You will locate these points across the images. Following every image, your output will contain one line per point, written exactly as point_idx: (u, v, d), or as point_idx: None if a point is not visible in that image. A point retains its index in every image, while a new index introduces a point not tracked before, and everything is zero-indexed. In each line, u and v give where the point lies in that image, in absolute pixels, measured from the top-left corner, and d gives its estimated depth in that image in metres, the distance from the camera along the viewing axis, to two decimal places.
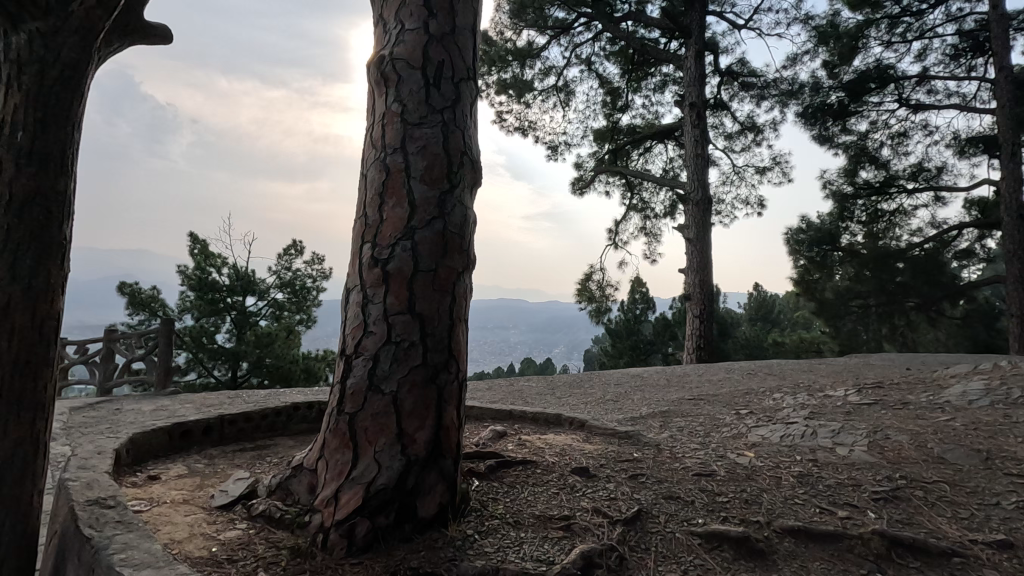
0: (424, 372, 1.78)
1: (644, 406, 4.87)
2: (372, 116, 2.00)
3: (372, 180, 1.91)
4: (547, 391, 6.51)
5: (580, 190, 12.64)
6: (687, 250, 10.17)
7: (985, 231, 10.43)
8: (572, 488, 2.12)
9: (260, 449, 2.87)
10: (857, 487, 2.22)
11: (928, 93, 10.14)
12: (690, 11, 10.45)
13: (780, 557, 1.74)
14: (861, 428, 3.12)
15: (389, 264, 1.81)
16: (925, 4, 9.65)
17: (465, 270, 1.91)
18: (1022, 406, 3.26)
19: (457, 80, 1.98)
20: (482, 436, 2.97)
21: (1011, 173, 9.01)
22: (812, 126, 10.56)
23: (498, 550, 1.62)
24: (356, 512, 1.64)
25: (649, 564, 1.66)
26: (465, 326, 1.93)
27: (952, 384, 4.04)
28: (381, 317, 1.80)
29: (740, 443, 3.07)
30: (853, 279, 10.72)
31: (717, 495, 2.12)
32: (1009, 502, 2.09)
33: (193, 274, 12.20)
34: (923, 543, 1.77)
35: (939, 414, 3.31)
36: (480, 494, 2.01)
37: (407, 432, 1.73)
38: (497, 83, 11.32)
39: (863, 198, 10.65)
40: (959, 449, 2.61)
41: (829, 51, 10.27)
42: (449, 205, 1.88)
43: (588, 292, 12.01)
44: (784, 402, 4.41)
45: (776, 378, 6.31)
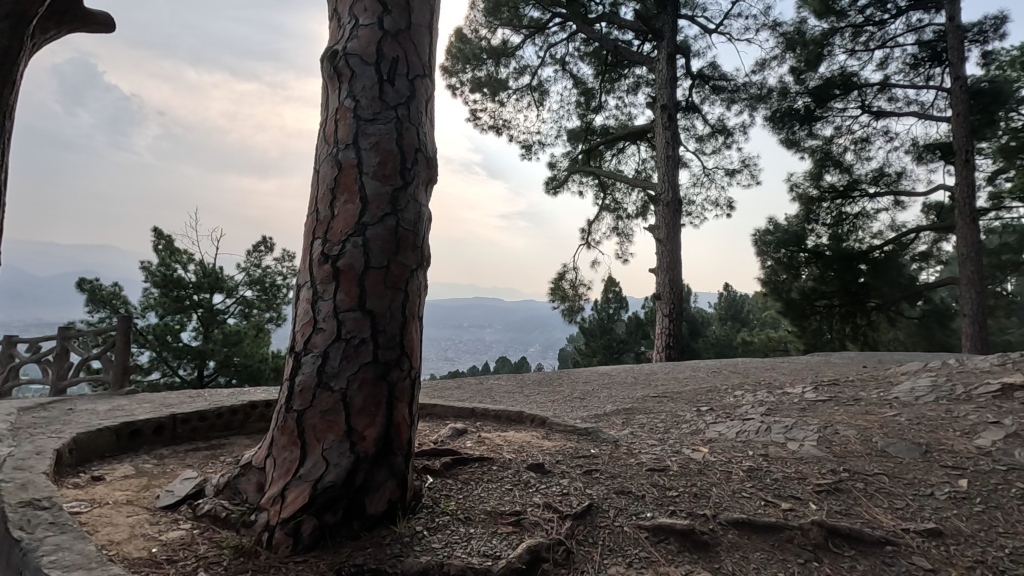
0: (375, 369, 1.77)
1: (610, 404, 4.94)
2: (326, 111, 1.99)
3: (325, 175, 1.90)
4: (515, 390, 6.54)
5: (554, 189, 12.73)
6: (658, 250, 10.33)
7: (941, 233, 10.85)
8: (526, 484, 2.14)
9: (213, 449, 2.82)
10: (802, 480, 2.30)
11: (889, 100, 10.51)
12: (663, 14, 10.62)
13: (723, 549, 1.78)
14: (813, 423, 3.22)
15: (339, 260, 1.80)
16: (887, 14, 10.00)
17: (419, 267, 1.91)
18: (964, 401, 3.41)
19: (411, 76, 1.98)
20: (441, 434, 2.96)
21: (965, 179, 9.41)
22: (780, 129, 10.85)
23: (445, 546, 1.63)
24: (302, 510, 1.63)
25: (595, 558, 1.69)
26: (419, 324, 1.93)
27: (902, 381, 4.21)
28: (331, 314, 1.79)
29: (697, 439, 3.13)
30: (817, 279, 11.01)
31: (668, 490, 2.17)
32: (942, 493, 2.18)
33: (158, 270, 11.83)
34: (858, 532, 1.84)
35: (887, 410, 3.43)
36: (433, 492, 2.01)
37: (356, 429, 1.73)
38: (472, 81, 11.32)
39: (828, 201, 11.04)
40: (901, 442, 2.72)
41: (796, 57, 10.55)
42: (402, 202, 1.87)
43: (561, 291, 12.09)
44: (744, 398, 4.52)
45: (739, 376, 6.47)
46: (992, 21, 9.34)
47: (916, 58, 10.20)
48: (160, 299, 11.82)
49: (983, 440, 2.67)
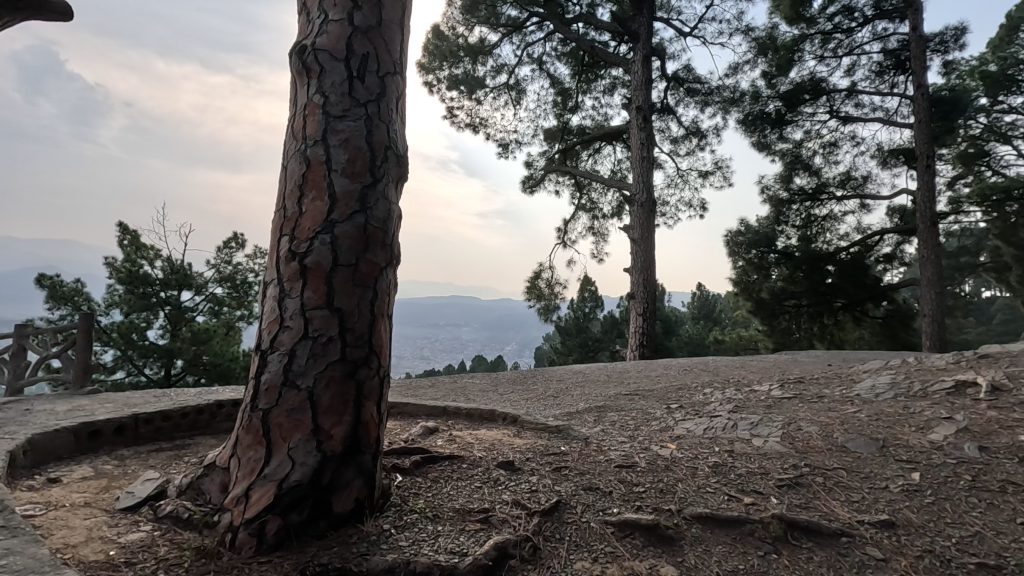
0: (343, 367, 1.76)
1: (582, 402, 4.98)
2: (294, 107, 1.96)
3: (292, 172, 1.88)
4: (489, 388, 6.55)
5: (530, 188, 12.77)
6: (632, 250, 10.43)
7: (904, 236, 11.22)
8: (495, 481, 2.15)
9: (177, 449, 2.76)
10: (765, 475, 2.36)
11: (856, 106, 10.83)
12: (639, 17, 10.76)
13: (687, 542, 1.82)
14: (777, 420, 3.31)
15: (306, 257, 1.78)
16: (854, 22, 10.29)
17: (388, 265, 1.90)
18: (920, 398, 3.54)
19: (382, 73, 1.97)
20: (412, 433, 2.96)
21: (926, 184, 9.75)
22: (752, 133, 11.11)
23: (412, 544, 1.63)
24: (267, 510, 1.61)
25: (561, 553, 1.71)
26: (388, 322, 1.92)
27: (864, 379, 4.35)
28: (298, 312, 1.77)
29: (666, 436, 3.19)
30: (786, 280, 11.29)
31: (635, 486, 2.21)
32: (896, 485, 2.27)
33: (123, 266, 11.47)
34: (816, 524, 1.90)
35: (848, 407, 3.54)
36: (402, 490, 2.00)
37: (323, 427, 1.71)
38: (449, 79, 11.27)
39: (797, 203, 11.34)
40: (860, 438, 2.82)
41: (768, 62, 10.78)
42: (371, 199, 1.86)
43: (537, 290, 12.14)
44: (713, 396, 4.62)
45: (710, 374, 6.59)
46: (952, 32, 9.70)
47: (882, 65, 10.53)
48: (126, 295, 11.47)
49: (936, 435, 2.78)
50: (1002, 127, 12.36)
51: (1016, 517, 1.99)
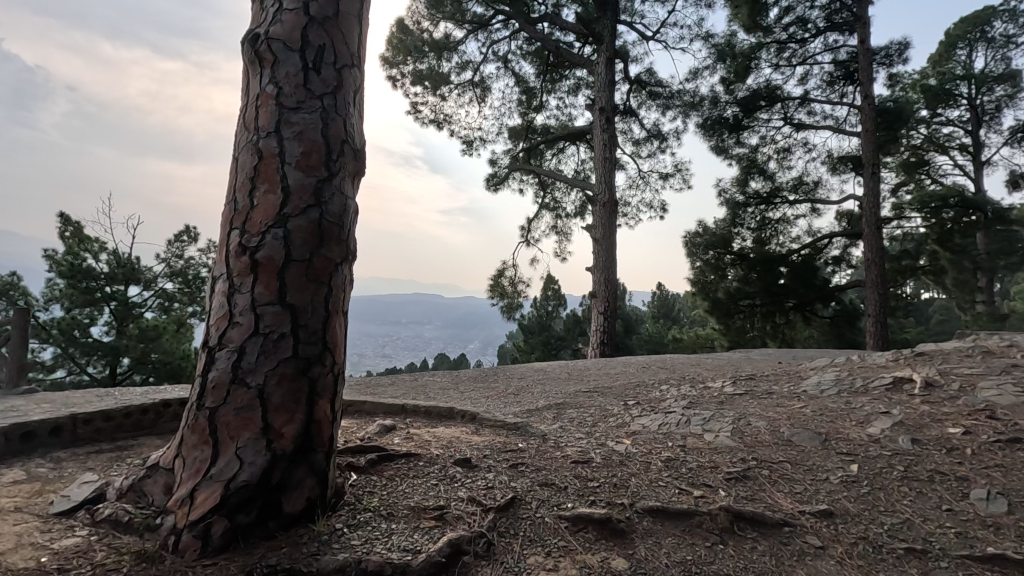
0: (295, 365, 1.73)
1: (541, 399, 5.02)
2: (247, 97, 1.91)
3: (244, 163, 1.83)
4: (449, 386, 6.54)
5: (494, 186, 12.77)
6: (594, 249, 10.56)
7: (851, 240, 11.77)
8: (452, 479, 2.15)
9: (119, 450, 2.65)
10: (714, 468, 2.44)
11: (809, 113, 11.28)
12: (603, 19, 10.92)
13: (638, 535, 1.86)
14: (728, 416, 3.43)
15: (257, 252, 1.74)
16: (807, 33, 10.70)
17: (344, 261, 1.87)
18: (861, 393, 3.72)
19: (339, 65, 1.93)
20: (368, 431, 2.92)
21: (872, 191, 10.22)
22: (711, 136, 11.45)
23: (365, 543, 1.61)
24: (213, 511, 1.56)
25: (515, 549, 1.73)
26: (343, 319, 1.89)
27: (810, 376, 4.53)
28: (248, 307, 1.72)
29: (622, 432, 3.25)
30: (741, 281, 11.67)
31: (589, 481, 2.25)
32: (836, 477, 2.38)
33: (64, 259, 10.88)
34: (761, 515, 1.98)
35: (795, 403, 3.69)
36: (356, 489, 1.98)
37: (273, 426, 1.68)
38: (413, 74, 11.15)
39: (752, 206, 11.75)
40: (804, 432, 2.94)
41: (727, 68, 11.09)
42: (326, 194, 1.83)
43: (500, 288, 12.15)
44: (669, 393, 4.73)
45: (666, 372, 6.76)
46: (896, 46, 10.21)
47: (832, 75, 11.01)
48: (67, 290, 10.86)
49: (874, 429, 2.92)
50: (940, 138, 13.14)
51: (941, 504, 2.13)
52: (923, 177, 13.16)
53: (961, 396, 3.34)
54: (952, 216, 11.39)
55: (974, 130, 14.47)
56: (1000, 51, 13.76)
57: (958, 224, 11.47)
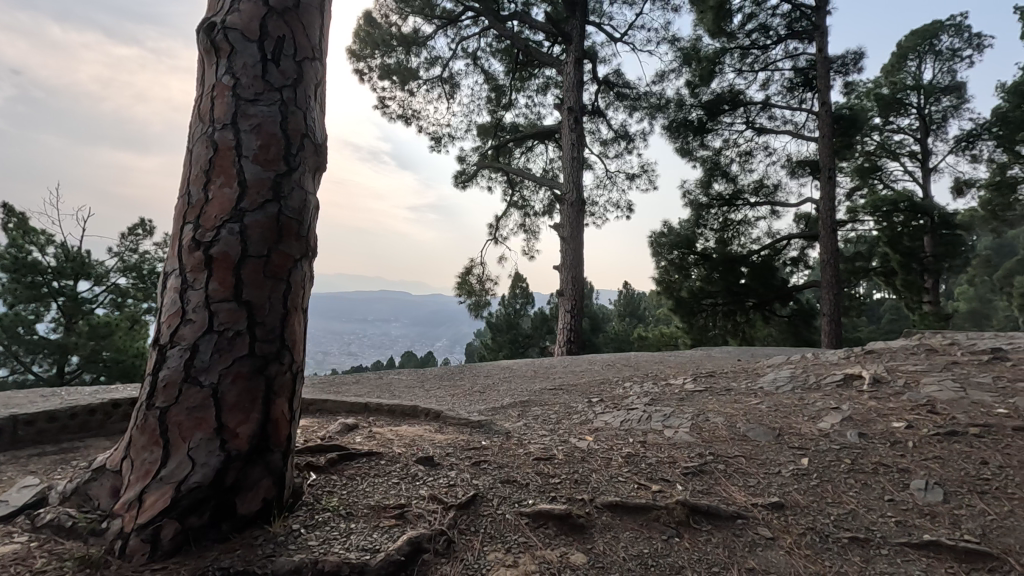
0: (251, 364, 1.69)
1: (507, 397, 5.04)
2: (201, 87, 1.86)
3: (198, 156, 1.78)
4: (415, 385, 6.49)
5: (463, 183, 12.72)
6: (562, 248, 10.63)
7: (808, 241, 12.18)
8: (413, 477, 2.14)
9: (64, 452, 2.54)
10: (673, 464, 2.50)
11: (770, 118, 11.62)
12: (572, 19, 11.00)
13: (597, 530, 1.89)
14: (687, 412, 3.51)
15: (211, 248, 1.69)
16: (769, 40, 11.01)
17: (303, 257, 1.84)
18: (814, 390, 3.87)
19: (299, 57, 1.89)
20: (329, 430, 2.88)
21: (828, 195, 10.57)
22: (676, 138, 11.69)
23: (323, 543, 1.59)
24: (162, 514, 1.52)
25: (475, 546, 1.74)
26: (302, 317, 1.86)
27: (767, 373, 4.69)
28: (201, 304, 1.67)
29: (585, 429, 3.30)
30: (704, 280, 11.95)
31: (551, 477, 2.27)
32: (787, 470, 2.47)
33: (7, 252, 10.32)
34: (716, 509, 2.04)
35: (752, 399, 3.81)
36: (316, 489, 1.95)
37: (227, 426, 1.64)
38: (381, 68, 10.99)
39: (715, 208, 12.06)
40: (759, 427, 3.04)
41: (692, 71, 11.33)
42: (285, 189, 1.79)
43: (468, 286, 12.10)
44: (632, 390, 4.82)
45: (630, 369, 6.88)
46: (852, 56, 10.63)
47: (792, 82, 11.36)
48: (10, 285, 10.30)
49: (824, 424, 3.05)
50: (892, 145, 13.73)
51: (884, 494, 2.23)
52: (876, 182, 13.74)
53: (905, 392, 3.51)
54: (901, 220, 11.96)
55: (923, 138, 15.18)
56: (946, 64, 14.46)
57: (907, 228, 12.03)
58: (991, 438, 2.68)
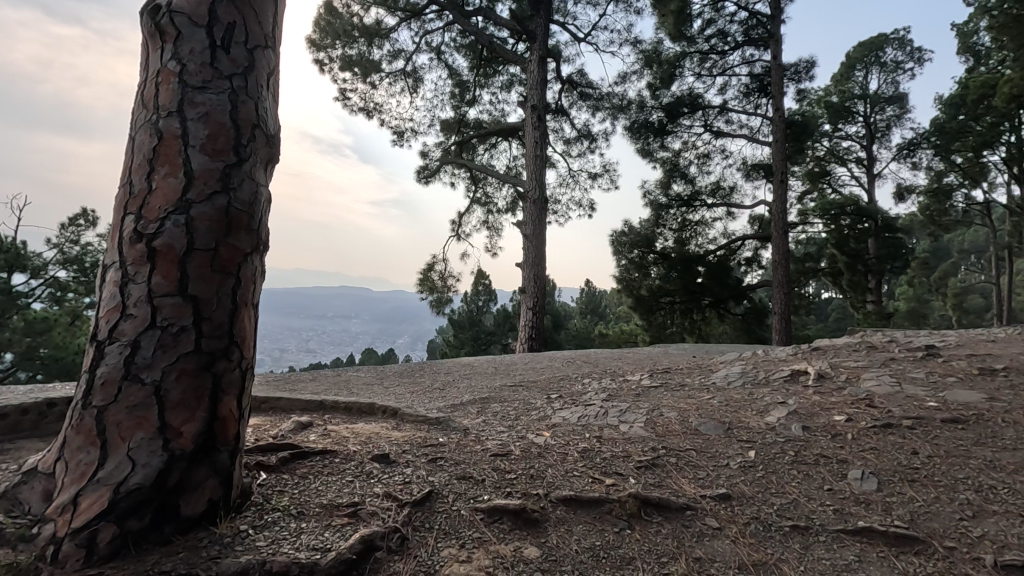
0: (197, 361, 1.63)
1: (467, 393, 5.04)
2: (145, 73, 1.78)
3: (141, 144, 1.70)
4: (374, 382, 6.41)
5: (425, 178, 12.60)
6: (524, 245, 10.68)
7: (761, 242, 12.62)
8: (367, 475, 2.12)
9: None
10: (627, 458, 2.56)
11: (727, 122, 11.98)
12: (536, 17, 11.05)
13: (551, 524, 1.92)
14: (643, 407, 3.59)
15: (155, 240, 1.62)
16: (726, 46, 11.33)
17: (253, 251, 1.79)
18: (763, 385, 4.02)
19: (251, 45, 1.83)
20: (282, 428, 2.82)
21: (780, 197, 10.95)
22: (637, 139, 11.92)
23: (271, 544, 1.56)
24: (99, 518, 1.45)
25: (429, 542, 1.74)
26: (253, 312, 1.81)
27: (719, 369, 4.84)
28: (143, 298, 1.61)
29: (542, 425, 3.33)
30: (662, 279, 12.23)
31: (507, 472, 2.29)
32: (735, 463, 2.56)
33: None
34: (666, 501, 2.09)
35: (704, 394, 3.93)
36: (265, 489, 1.90)
37: (171, 425, 1.58)
38: (342, 59, 10.76)
39: (674, 208, 12.37)
40: (710, 421, 3.14)
41: (653, 74, 11.55)
42: (235, 180, 1.74)
43: (429, 282, 12.00)
44: (590, 386, 4.90)
45: (590, 366, 6.98)
46: (804, 64, 11.07)
47: (748, 87, 11.75)
48: None
49: (771, 418, 3.17)
50: (840, 151, 14.36)
51: (824, 484, 2.34)
52: (824, 186, 14.37)
53: (847, 386, 3.69)
54: (849, 223, 12.54)
55: (868, 145, 15.92)
56: (890, 75, 15.21)
57: (853, 231, 12.64)
58: (922, 429, 2.85)
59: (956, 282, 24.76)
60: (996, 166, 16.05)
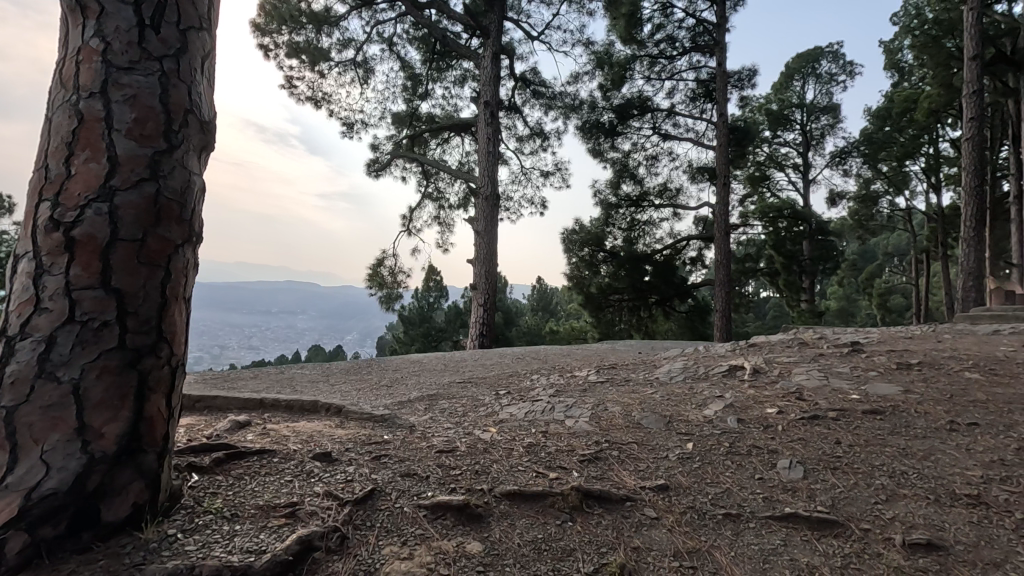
0: (122, 357, 1.55)
1: (415, 390, 4.99)
2: (64, 49, 1.66)
3: (59, 125, 1.59)
4: (320, 379, 6.26)
5: (376, 172, 12.36)
6: (475, 242, 10.65)
7: (704, 243, 13.12)
8: (308, 474, 2.07)
9: None
10: (571, 451, 2.61)
11: (674, 125, 12.37)
12: (490, 13, 11.02)
13: (494, 519, 1.93)
14: (588, 402, 3.66)
15: (74, 228, 1.52)
16: (674, 51, 11.68)
17: (185, 242, 1.71)
18: (703, 379, 4.20)
19: (183, 27, 1.74)
20: (217, 428, 2.70)
21: (723, 199, 11.38)
22: (589, 139, 12.18)
23: (202, 548, 1.50)
24: (10, 525, 1.34)
25: (370, 541, 1.71)
26: (184, 306, 1.73)
27: (662, 364, 5.01)
28: (61, 291, 1.50)
29: (489, 421, 3.35)
30: (612, 276, 12.52)
31: (452, 469, 2.28)
32: (674, 455, 2.65)
33: None
34: (607, 493, 2.15)
35: (648, 389, 4.06)
36: (196, 491, 1.83)
37: (91, 426, 1.49)
38: (288, 45, 10.39)
39: (623, 208, 12.71)
40: (651, 415, 3.24)
41: (604, 75, 11.73)
42: (165, 168, 1.65)
43: (379, 278, 11.80)
44: (538, 381, 4.97)
45: (540, 362, 7.07)
46: (746, 73, 11.56)
47: (695, 92, 12.17)
48: None
49: (709, 410, 3.31)
50: (778, 157, 15.11)
51: (755, 473, 2.46)
52: (764, 190, 15.09)
53: (779, 380, 3.91)
54: (785, 226, 13.25)
55: (805, 152, 16.79)
56: (825, 86, 16.10)
57: (790, 233, 13.33)
58: (845, 420, 3.04)
59: (881, 283, 26.53)
60: (917, 175, 17.27)
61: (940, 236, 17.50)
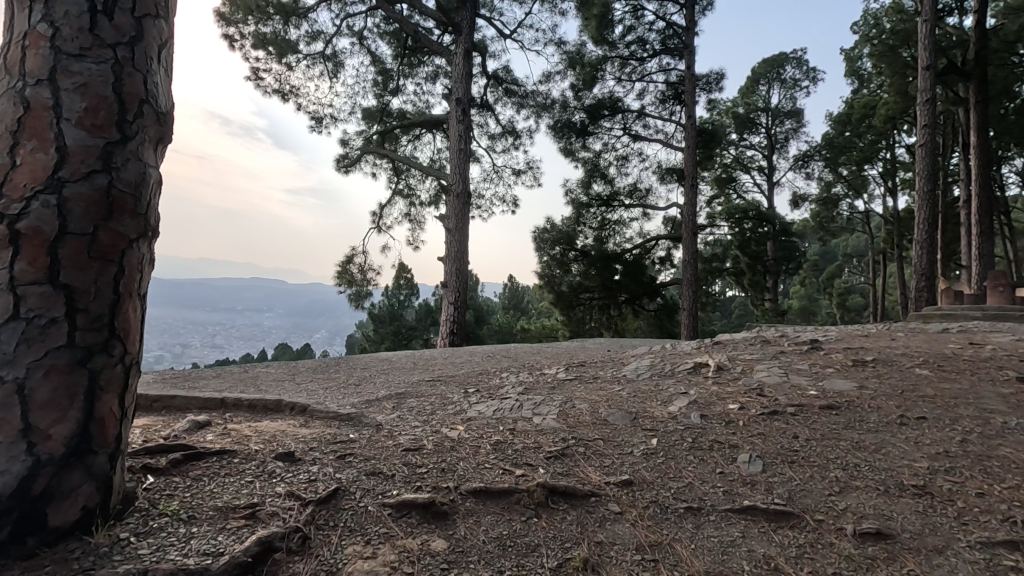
0: (70, 356, 1.49)
1: (383, 389, 4.94)
2: (10, 34, 1.58)
3: (3, 113, 1.52)
4: (286, 378, 6.11)
5: (345, 168, 12.17)
6: (447, 239, 10.59)
7: (672, 243, 13.36)
8: (270, 474, 2.03)
9: None
10: (538, 448, 2.63)
11: (644, 126, 12.57)
12: (462, 10, 10.95)
13: (459, 516, 1.93)
14: (556, 400, 3.69)
15: (19, 221, 1.46)
16: (645, 53, 11.84)
17: (140, 237, 1.65)
18: (669, 376, 4.28)
19: (138, 14, 1.68)
20: (175, 428, 2.62)
21: (690, 200, 11.59)
22: (560, 138, 12.25)
23: (157, 551, 1.46)
24: None
25: (333, 540, 1.69)
26: (138, 302, 1.67)
27: (630, 362, 5.08)
28: (4, 286, 1.44)
29: (457, 419, 3.34)
30: (582, 275, 12.62)
31: (418, 467, 2.27)
32: (638, 450, 2.70)
33: None
34: (572, 489, 2.17)
35: (614, 386, 4.12)
36: (152, 493, 1.77)
37: (37, 427, 1.43)
38: (254, 36, 10.11)
39: (594, 208, 12.85)
40: (618, 412, 3.29)
41: (576, 75, 11.81)
42: (118, 159, 1.59)
43: (348, 275, 11.62)
44: (507, 379, 4.97)
45: (510, 360, 7.07)
46: (714, 76, 11.79)
47: (665, 94, 12.37)
48: None
49: (673, 407, 3.37)
50: (744, 160, 15.48)
51: (716, 468, 2.52)
52: (730, 191, 15.43)
53: (741, 377, 4.01)
54: (750, 226, 13.59)
55: (769, 155, 17.24)
56: (789, 91, 16.55)
57: (754, 234, 13.68)
58: (802, 415, 3.15)
59: (841, 283, 27.43)
60: (875, 179, 17.92)
61: (895, 238, 18.20)
